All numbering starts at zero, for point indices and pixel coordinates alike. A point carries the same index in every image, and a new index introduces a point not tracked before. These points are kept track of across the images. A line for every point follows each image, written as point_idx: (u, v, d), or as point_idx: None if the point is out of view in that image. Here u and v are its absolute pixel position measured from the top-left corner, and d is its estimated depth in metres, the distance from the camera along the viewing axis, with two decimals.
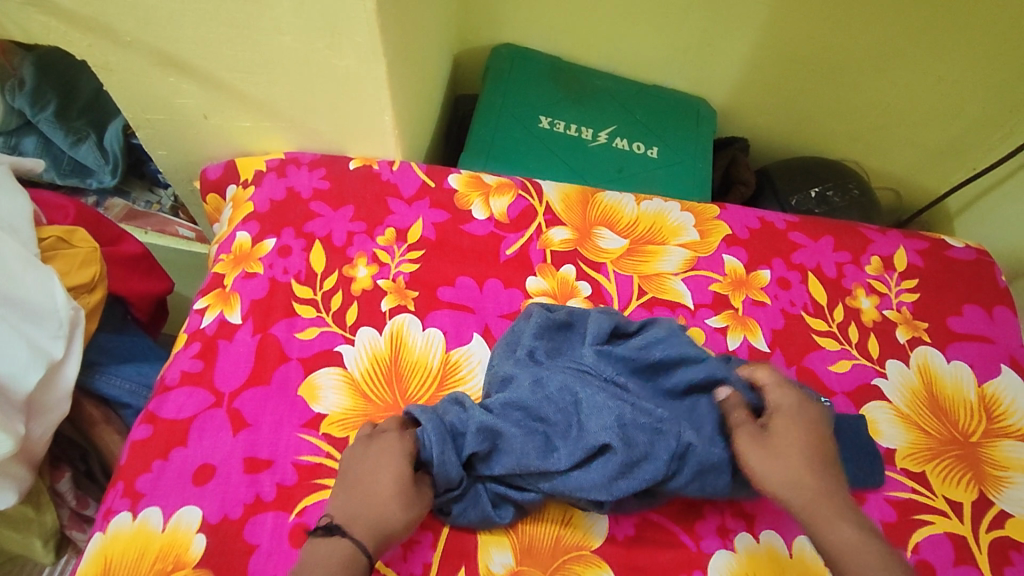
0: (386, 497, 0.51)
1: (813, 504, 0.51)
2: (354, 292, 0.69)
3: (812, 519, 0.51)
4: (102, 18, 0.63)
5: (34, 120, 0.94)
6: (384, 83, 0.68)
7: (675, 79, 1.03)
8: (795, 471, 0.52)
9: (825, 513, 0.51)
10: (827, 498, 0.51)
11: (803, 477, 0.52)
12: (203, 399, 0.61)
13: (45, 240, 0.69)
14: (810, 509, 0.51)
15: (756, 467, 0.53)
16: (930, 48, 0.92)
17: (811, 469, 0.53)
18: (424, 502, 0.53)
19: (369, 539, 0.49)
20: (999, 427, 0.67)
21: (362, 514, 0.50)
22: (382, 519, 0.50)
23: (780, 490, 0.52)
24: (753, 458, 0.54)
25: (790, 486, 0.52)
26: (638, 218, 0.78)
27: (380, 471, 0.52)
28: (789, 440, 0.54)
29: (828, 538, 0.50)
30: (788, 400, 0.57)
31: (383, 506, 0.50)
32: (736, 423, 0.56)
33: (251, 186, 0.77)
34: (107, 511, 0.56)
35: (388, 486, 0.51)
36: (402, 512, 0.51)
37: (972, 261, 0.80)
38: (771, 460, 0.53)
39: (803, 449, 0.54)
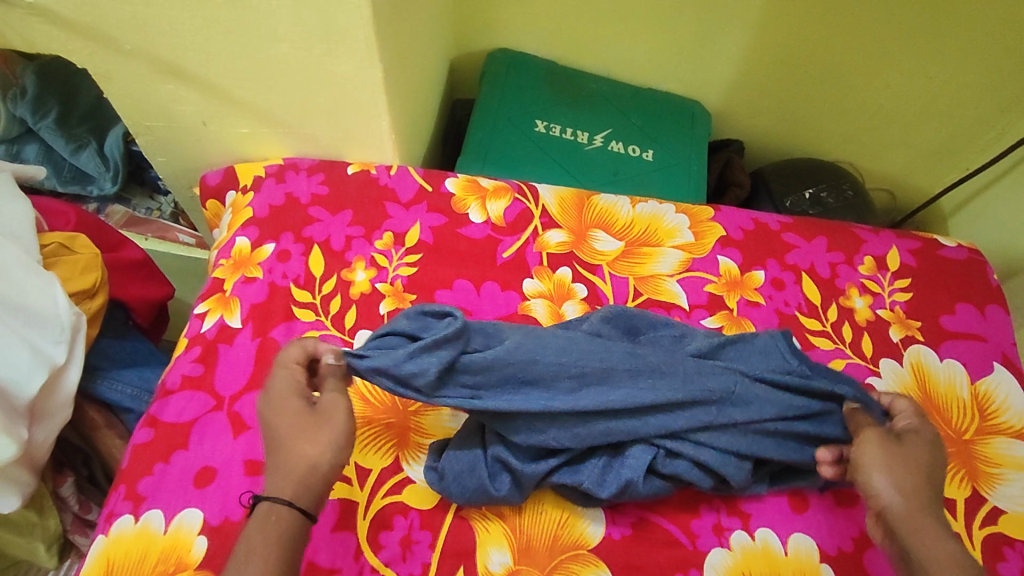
0: (296, 445, 0.48)
1: (913, 513, 0.49)
2: (353, 296, 0.70)
3: (906, 526, 0.49)
4: (101, 26, 0.64)
5: (36, 128, 0.96)
6: (380, 88, 0.69)
7: (670, 82, 1.04)
8: (907, 477, 0.51)
9: (929, 524, 0.48)
10: (930, 511, 0.49)
11: (915, 488, 0.50)
12: (204, 402, 0.62)
13: (47, 246, 0.70)
14: (912, 514, 0.49)
15: (867, 463, 0.52)
16: (921, 49, 0.93)
17: (926, 485, 0.51)
18: (340, 423, 0.49)
19: (291, 492, 0.46)
20: (992, 424, 0.68)
21: (277, 469, 0.47)
22: (295, 466, 0.47)
23: (885, 488, 0.50)
24: (867, 453, 0.52)
25: (902, 489, 0.50)
26: (634, 220, 0.79)
27: (278, 419, 0.49)
28: (915, 456, 0.52)
29: (923, 542, 0.48)
30: (924, 426, 0.56)
31: (300, 454, 0.47)
32: (857, 426, 0.55)
33: (251, 191, 0.78)
34: (109, 513, 0.57)
35: (287, 432, 0.49)
36: (312, 449, 0.48)
37: (964, 260, 0.80)
38: (888, 461, 0.51)
39: (928, 468, 0.52)
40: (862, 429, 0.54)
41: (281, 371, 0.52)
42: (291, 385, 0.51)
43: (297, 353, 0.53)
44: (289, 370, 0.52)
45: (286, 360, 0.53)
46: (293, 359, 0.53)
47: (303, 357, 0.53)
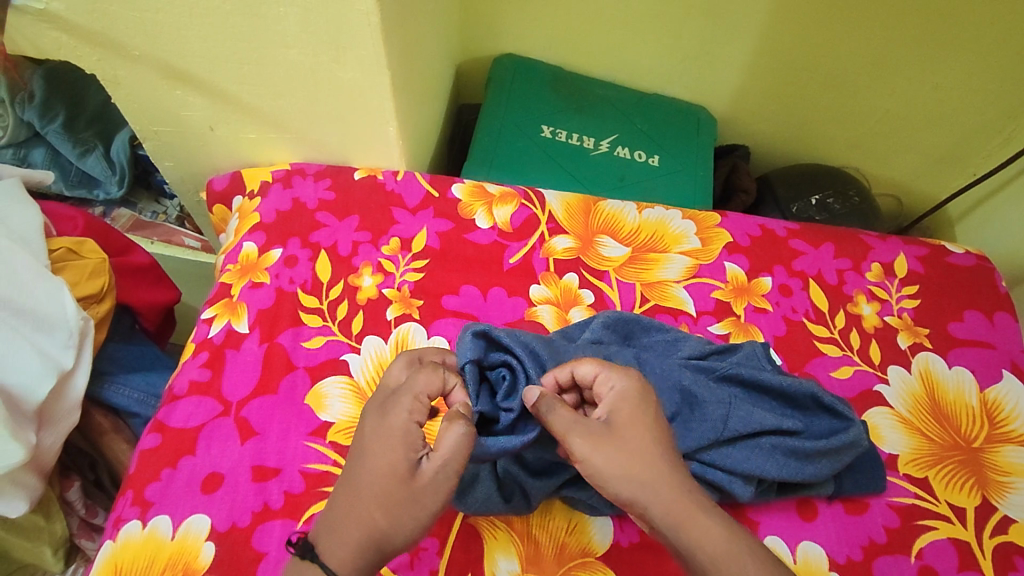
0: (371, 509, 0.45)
1: (672, 507, 0.46)
2: (359, 301, 0.70)
3: (673, 520, 0.46)
4: (110, 33, 0.65)
5: (43, 132, 0.96)
6: (387, 94, 0.69)
7: (675, 87, 1.04)
8: (646, 471, 0.47)
9: (688, 511, 0.46)
10: (684, 493, 0.47)
11: (659, 478, 0.47)
12: (211, 407, 0.62)
13: (56, 251, 0.70)
14: (671, 508, 0.46)
15: (604, 475, 0.47)
16: (927, 56, 0.93)
17: (666, 463, 0.48)
18: (431, 504, 0.45)
19: (342, 558, 0.45)
20: (1002, 433, 0.68)
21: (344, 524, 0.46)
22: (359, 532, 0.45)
23: (633, 494, 0.46)
24: (595, 466, 0.47)
25: (641, 488, 0.46)
26: (640, 226, 0.79)
27: (372, 468, 0.46)
28: (639, 437, 0.48)
29: (687, 537, 0.45)
30: (615, 393, 0.50)
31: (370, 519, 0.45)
32: (562, 433, 0.48)
33: (258, 197, 0.78)
34: (117, 519, 0.57)
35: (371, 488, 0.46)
36: (383, 521, 0.45)
37: (972, 267, 0.80)
38: (620, 462, 0.47)
39: (655, 447, 0.48)
40: (569, 438, 0.48)
41: (404, 404, 0.48)
42: (401, 427, 0.47)
43: (430, 386, 0.50)
44: (410, 408, 0.48)
45: (415, 392, 0.49)
46: (427, 390, 0.50)
47: (435, 389, 0.50)
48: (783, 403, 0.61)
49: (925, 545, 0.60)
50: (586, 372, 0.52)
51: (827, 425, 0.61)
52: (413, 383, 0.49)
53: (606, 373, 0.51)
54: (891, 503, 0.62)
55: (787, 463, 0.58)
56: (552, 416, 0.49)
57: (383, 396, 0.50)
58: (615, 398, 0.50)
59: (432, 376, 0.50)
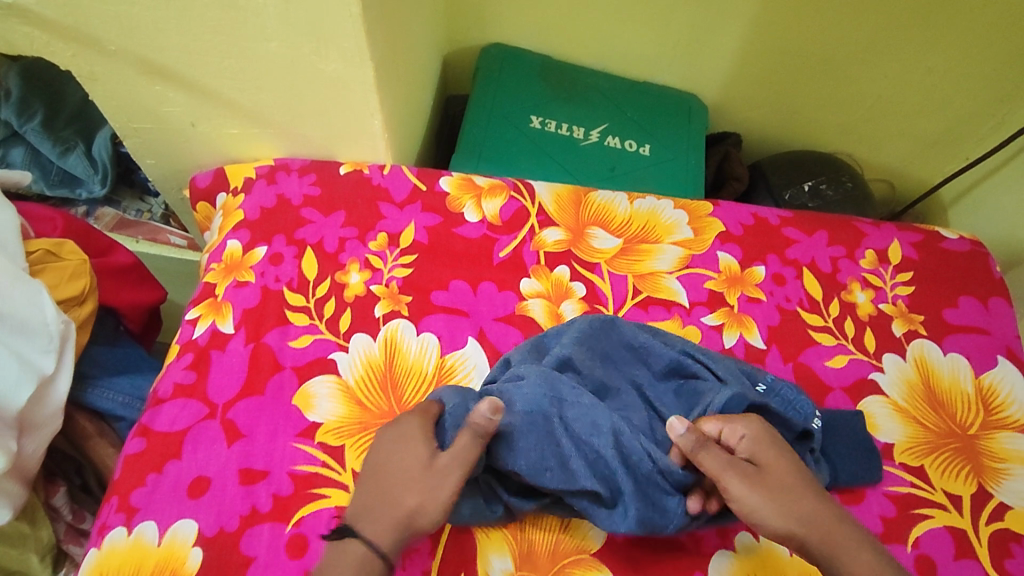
0: (404, 486, 0.48)
1: (824, 536, 0.49)
2: (347, 299, 0.69)
3: (828, 551, 0.48)
4: (84, 27, 0.63)
5: (21, 131, 0.94)
6: (372, 86, 0.67)
7: (666, 75, 1.02)
8: (800, 507, 0.50)
9: (841, 543, 0.49)
10: (835, 526, 0.49)
11: (814, 511, 0.50)
12: (197, 410, 0.61)
13: (33, 253, 0.69)
14: (822, 537, 0.49)
15: (763, 514, 0.50)
16: (919, 40, 0.92)
17: (813, 499, 0.51)
18: (448, 484, 0.48)
19: (382, 535, 0.46)
20: (997, 419, 0.67)
21: (376, 506, 0.48)
22: (395, 511, 0.47)
23: (793, 529, 0.49)
24: (750, 504, 0.50)
25: (797, 521, 0.49)
26: (631, 217, 0.77)
27: (397, 460, 0.50)
28: (782, 473, 0.52)
29: (842, 562, 0.48)
30: (759, 427, 0.54)
31: (407, 496, 0.47)
32: (716, 474, 0.51)
33: (241, 193, 0.76)
34: (101, 526, 0.55)
35: (399, 472, 0.49)
36: (420, 501, 0.47)
37: (966, 253, 0.79)
38: (780, 502, 0.50)
39: (796, 483, 0.51)
40: (723, 479, 0.51)
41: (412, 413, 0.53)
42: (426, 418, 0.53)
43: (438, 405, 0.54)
44: (418, 414, 0.53)
45: (427, 406, 0.54)
46: (434, 407, 0.54)
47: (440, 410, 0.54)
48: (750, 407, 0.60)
49: (922, 533, 0.59)
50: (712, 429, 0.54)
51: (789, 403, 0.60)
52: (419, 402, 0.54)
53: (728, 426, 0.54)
54: (887, 492, 0.61)
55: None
56: (703, 455, 0.52)
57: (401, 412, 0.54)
58: (753, 439, 0.53)
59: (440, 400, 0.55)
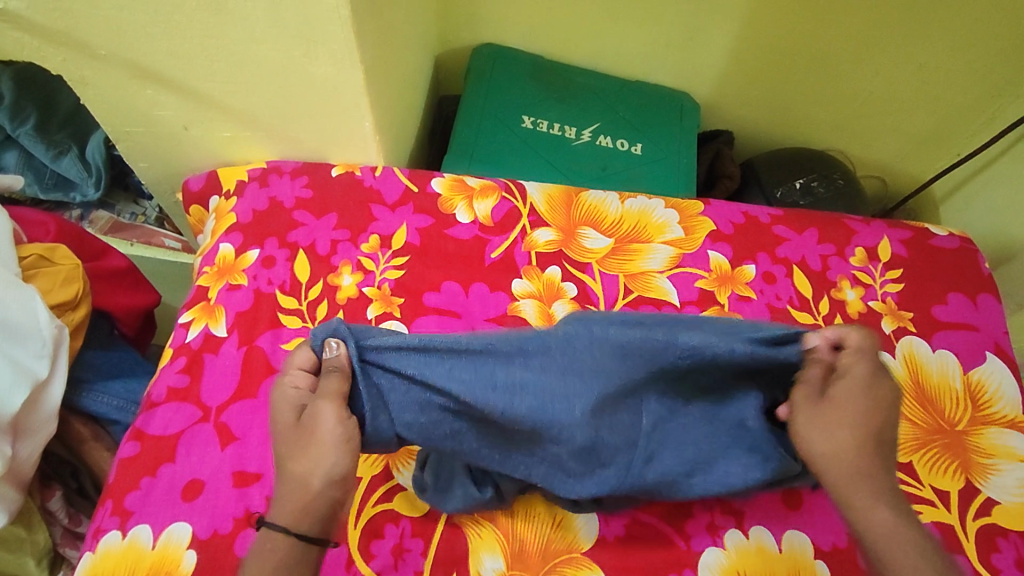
0: (283, 460, 0.45)
1: (853, 478, 0.46)
2: (339, 301, 0.69)
3: (844, 496, 0.46)
4: (75, 32, 0.63)
5: (14, 135, 0.94)
6: (362, 89, 0.67)
7: (658, 74, 1.03)
8: (846, 447, 0.47)
9: (865, 495, 0.46)
10: (869, 478, 0.46)
11: (861, 460, 0.46)
12: (190, 414, 0.61)
13: (26, 258, 0.69)
14: (846, 480, 0.46)
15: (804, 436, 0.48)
16: (909, 37, 0.93)
17: (867, 449, 0.47)
18: (323, 438, 0.45)
19: (286, 514, 0.44)
20: (985, 415, 0.68)
21: (278, 488, 0.45)
22: (287, 486, 0.44)
23: (820, 460, 0.47)
24: (804, 419, 0.49)
25: (836, 459, 0.47)
26: (623, 217, 0.78)
27: (276, 432, 0.47)
28: (851, 413, 0.47)
29: (855, 511, 0.46)
30: (865, 368, 0.49)
31: (289, 468, 0.45)
32: (801, 380, 0.50)
33: (234, 197, 0.77)
34: (96, 529, 0.56)
35: (280, 449, 0.46)
36: (302, 467, 0.44)
37: (956, 249, 0.80)
38: (825, 433, 0.47)
39: (863, 423, 0.47)
40: (801, 384, 0.50)
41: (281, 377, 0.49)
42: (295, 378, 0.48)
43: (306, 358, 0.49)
44: (287, 378, 0.49)
45: (294, 364, 0.49)
46: (299, 365, 0.49)
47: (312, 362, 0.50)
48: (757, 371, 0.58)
49: None
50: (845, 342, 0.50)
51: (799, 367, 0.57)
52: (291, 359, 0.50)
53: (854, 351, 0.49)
54: None
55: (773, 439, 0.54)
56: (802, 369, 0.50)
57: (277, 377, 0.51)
58: (857, 377, 0.48)
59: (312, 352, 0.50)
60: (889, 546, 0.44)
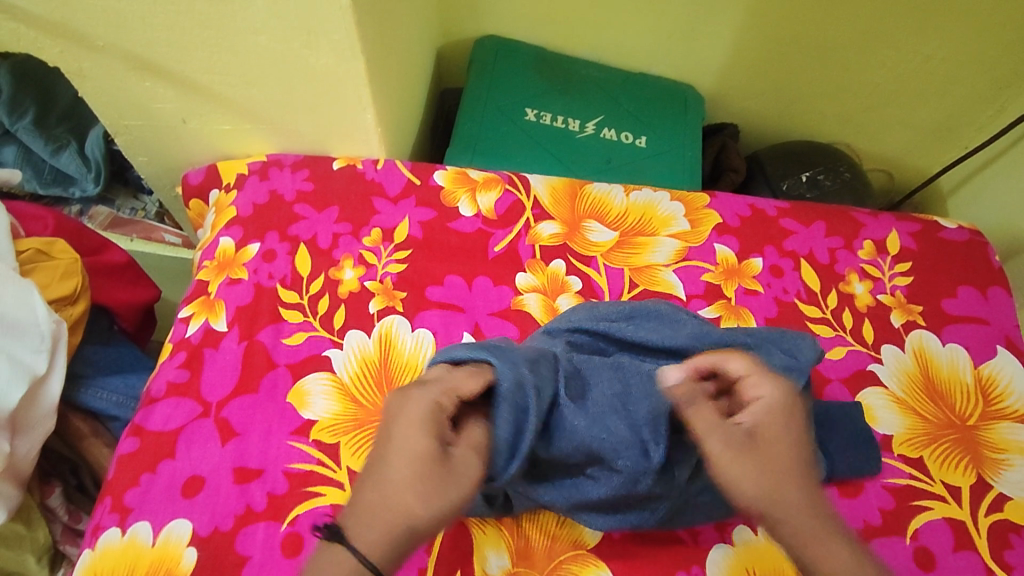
0: (403, 484, 0.39)
1: (791, 517, 0.44)
2: (341, 295, 0.68)
3: (799, 539, 0.44)
4: (71, 23, 0.62)
5: (13, 130, 0.93)
6: (363, 80, 0.66)
7: (662, 66, 1.01)
8: (779, 484, 0.45)
9: (815, 535, 0.44)
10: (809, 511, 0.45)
11: (794, 493, 0.45)
12: (190, 409, 0.60)
13: (24, 252, 0.68)
14: (794, 524, 0.44)
15: (738, 482, 0.45)
16: (917, 28, 0.91)
17: (797, 479, 0.46)
18: (457, 493, 0.40)
19: (373, 542, 0.38)
20: (996, 409, 0.67)
21: (374, 507, 0.39)
22: (393, 512, 0.38)
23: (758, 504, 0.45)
24: (731, 466, 0.45)
25: (776, 499, 0.44)
26: (628, 209, 0.77)
27: (396, 447, 0.41)
28: (774, 447, 0.47)
29: (811, 552, 0.43)
30: (773, 394, 0.50)
31: (404, 495, 0.39)
32: (701, 427, 0.47)
33: (234, 190, 0.76)
34: (95, 527, 0.55)
35: (401, 469, 0.39)
36: (422, 505, 0.39)
37: (965, 242, 0.79)
38: (759, 473, 0.45)
39: (789, 454, 0.47)
40: (708, 430, 0.47)
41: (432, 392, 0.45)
42: (439, 405, 0.44)
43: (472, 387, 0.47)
44: (437, 398, 0.45)
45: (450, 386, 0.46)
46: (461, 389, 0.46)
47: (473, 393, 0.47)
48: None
49: (921, 526, 0.59)
50: (737, 371, 0.51)
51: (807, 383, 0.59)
52: (446, 379, 0.47)
53: (755, 378, 0.50)
54: (886, 484, 0.61)
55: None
56: (692, 411, 0.48)
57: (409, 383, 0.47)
58: (765, 407, 0.49)
59: (469, 377, 0.48)
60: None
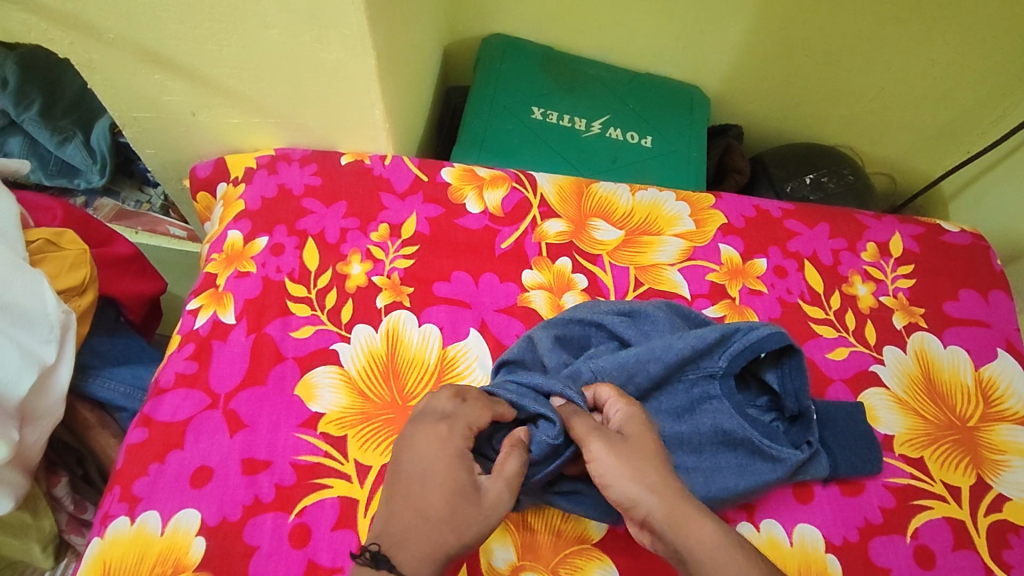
0: (440, 520, 0.45)
1: (668, 508, 0.47)
2: (348, 290, 0.68)
3: (674, 522, 0.46)
4: (82, 15, 0.62)
5: (19, 121, 0.93)
6: (373, 77, 0.67)
7: (669, 66, 1.02)
8: (652, 475, 0.48)
9: (687, 513, 0.47)
10: (687, 500, 0.48)
11: (663, 479, 0.48)
12: (199, 400, 0.61)
13: (34, 242, 0.68)
14: (669, 510, 0.47)
15: (610, 481, 0.48)
16: (922, 32, 0.92)
17: (666, 470, 0.49)
18: (490, 522, 0.47)
19: (418, 571, 0.43)
20: (997, 411, 0.68)
21: (416, 537, 0.44)
22: (433, 544, 0.44)
23: (640, 493, 0.47)
24: (604, 463, 0.49)
25: (648, 488, 0.48)
26: (634, 209, 0.77)
27: (438, 484, 0.46)
28: (647, 444, 0.50)
29: (688, 536, 0.46)
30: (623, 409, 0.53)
31: (439, 530, 0.45)
32: (581, 438, 0.51)
33: (242, 183, 0.76)
34: (104, 515, 0.56)
35: (442, 505, 0.46)
36: (458, 536, 0.45)
37: (967, 246, 0.80)
38: (631, 464, 0.49)
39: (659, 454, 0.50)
40: (588, 440, 0.50)
41: (459, 435, 0.49)
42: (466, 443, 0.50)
43: (479, 421, 0.51)
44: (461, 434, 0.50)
45: (468, 424, 0.50)
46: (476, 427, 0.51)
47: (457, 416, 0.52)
48: (748, 365, 0.61)
49: (922, 524, 0.60)
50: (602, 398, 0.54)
51: (802, 381, 0.59)
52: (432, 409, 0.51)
53: (614, 398, 0.54)
54: (887, 483, 0.62)
55: (742, 421, 0.58)
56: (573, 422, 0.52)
57: (426, 419, 0.51)
58: (626, 414, 0.53)
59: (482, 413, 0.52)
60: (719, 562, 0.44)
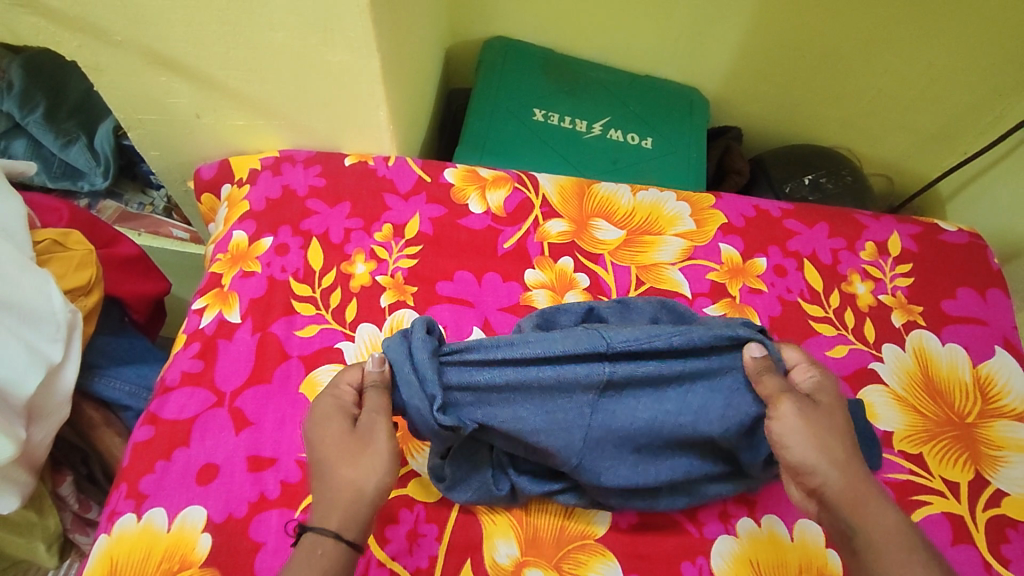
0: (332, 470, 0.48)
1: (849, 486, 0.48)
2: (353, 289, 0.69)
3: (847, 498, 0.47)
4: (90, 17, 0.63)
5: (24, 123, 0.94)
6: (378, 78, 0.68)
7: (669, 69, 1.03)
8: (837, 449, 0.49)
9: (867, 495, 0.48)
10: (866, 479, 0.49)
11: (845, 456, 0.49)
12: (204, 399, 0.61)
13: (40, 243, 0.69)
14: (847, 487, 0.48)
15: (790, 441, 0.49)
16: (919, 34, 0.93)
17: (851, 448, 0.50)
18: (383, 446, 0.49)
19: (334, 521, 0.46)
20: (995, 407, 0.68)
21: (324, 499, 0.48)
22: (338, 495, 0.47)
23: (821, 464, 0.48)
24: (790, 423, 0.49)
25: (831, 459, 0.48)
26: (634, 209, 0.78)
27: (323, 441, 0.50)
28: (836, 416, 0.51)
29: (863, 522, 0.47)
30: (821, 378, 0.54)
31: (339, 479, 0.48)
32: (769, 395, 0.51)
33: (247, 184, 0.77)
34: (110, 512, 0.56)
35: (330, 457, 0.49)
36: (353, 475, 0.48)
37: (965, 245, 0.80)
38: (816, 432, 0.49)
39: (843, 427, 0.51)
40: (777, 399, 0.51)
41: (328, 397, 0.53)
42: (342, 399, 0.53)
43: (353, 377, 0.54)
44: (333, 395, 0.53)
45: (341, 382, 0.54)
46: (346, 382, 0.54)
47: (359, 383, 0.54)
48: None
49: (921, 520, 0.60)
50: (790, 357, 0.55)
51: None
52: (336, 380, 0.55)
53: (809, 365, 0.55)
54: (887, 479, 0.62)
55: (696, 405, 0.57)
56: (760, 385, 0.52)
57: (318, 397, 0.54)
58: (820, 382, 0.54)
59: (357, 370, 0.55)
60: (895, 545, 0.46)
